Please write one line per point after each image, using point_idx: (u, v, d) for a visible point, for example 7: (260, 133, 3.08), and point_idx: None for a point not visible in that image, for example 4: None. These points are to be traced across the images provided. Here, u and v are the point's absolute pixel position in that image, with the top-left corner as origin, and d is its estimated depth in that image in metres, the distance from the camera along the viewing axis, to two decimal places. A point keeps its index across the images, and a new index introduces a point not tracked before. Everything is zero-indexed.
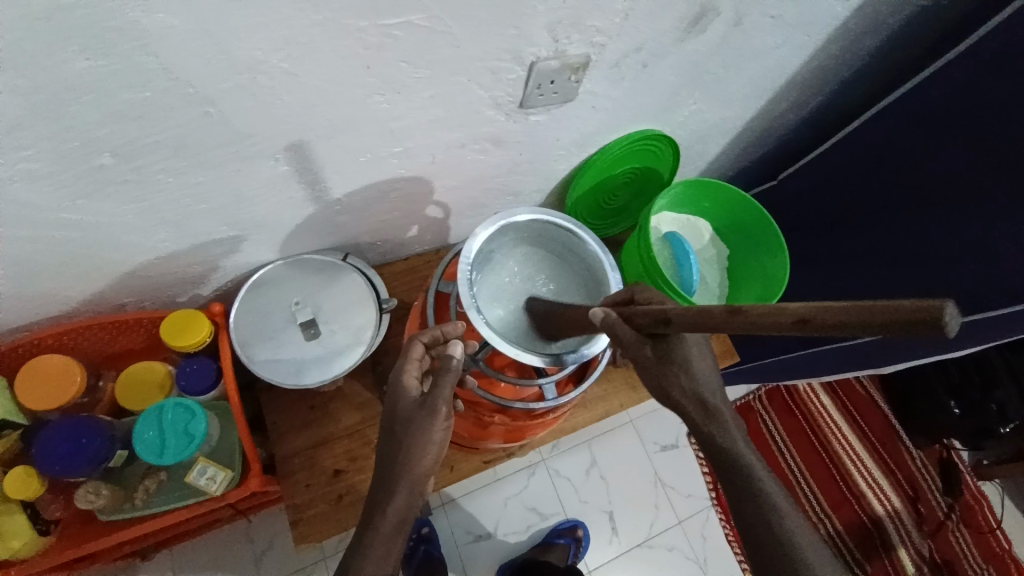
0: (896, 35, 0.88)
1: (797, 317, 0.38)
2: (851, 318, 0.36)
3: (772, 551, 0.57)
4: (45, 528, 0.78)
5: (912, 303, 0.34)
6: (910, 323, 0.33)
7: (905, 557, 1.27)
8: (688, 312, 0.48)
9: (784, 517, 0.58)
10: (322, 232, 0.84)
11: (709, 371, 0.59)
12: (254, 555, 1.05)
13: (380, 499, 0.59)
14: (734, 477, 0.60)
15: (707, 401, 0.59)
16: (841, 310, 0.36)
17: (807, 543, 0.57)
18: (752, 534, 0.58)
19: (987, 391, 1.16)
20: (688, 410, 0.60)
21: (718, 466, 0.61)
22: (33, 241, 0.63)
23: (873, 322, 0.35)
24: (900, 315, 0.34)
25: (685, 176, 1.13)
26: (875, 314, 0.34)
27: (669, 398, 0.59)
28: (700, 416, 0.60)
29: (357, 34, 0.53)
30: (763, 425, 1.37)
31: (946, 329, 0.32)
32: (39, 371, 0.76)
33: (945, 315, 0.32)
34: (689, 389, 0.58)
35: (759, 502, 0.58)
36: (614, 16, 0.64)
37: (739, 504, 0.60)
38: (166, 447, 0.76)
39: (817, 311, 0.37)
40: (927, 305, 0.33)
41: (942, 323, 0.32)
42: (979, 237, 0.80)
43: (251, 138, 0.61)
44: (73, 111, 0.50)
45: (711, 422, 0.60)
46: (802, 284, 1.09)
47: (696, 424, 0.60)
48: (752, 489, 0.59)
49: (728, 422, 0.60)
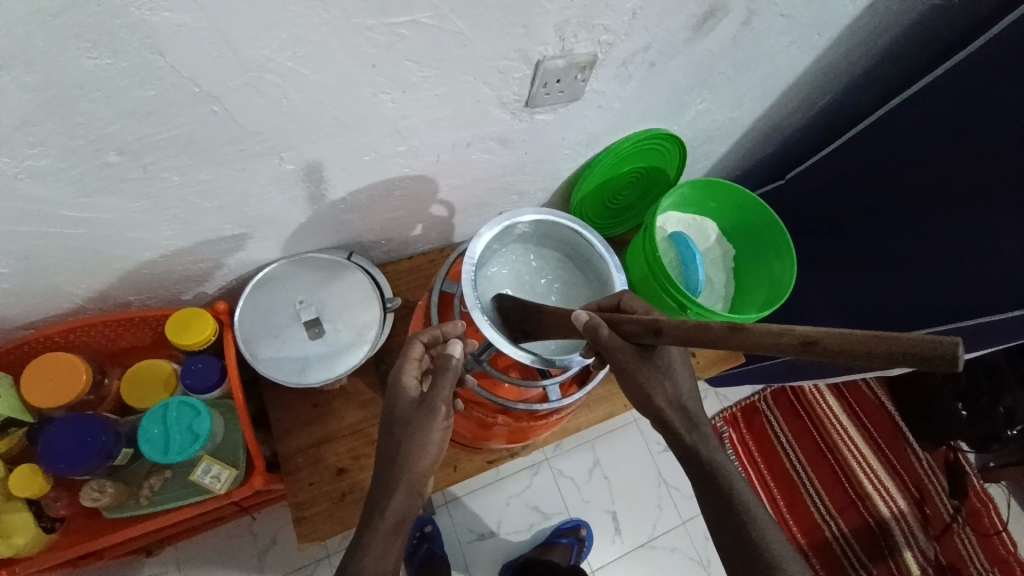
0: (905, 33, 0.87)
1: (802, 339, 0.40)
2: (861, 347, 0.37)
3: (748, 557, 0.56)
4: (50, 526, 0.79)
5: (927, 336, 0.36)
6: (920, 355, 0.36)
7: (910, 559, 1.26)
8: (682, 325, 0.48)
9: (759, 521, 0.58)
10: (327, 230, 0.84)
11: (687, 380, 0.64)
12: (257, 551, 1.05)
13: (378, 500, 0.59)
14: (710, 484, 0.60)
15: (687, 407, 0.63)
16: (850, 337, 0.38)
17: (784, 552, 0.56)
18: (725, 540, 0.58)
19: (995, 396, 1.17)
20: (669, 418, 0.62)
21: (699, 481, 0.61)
22: (42, 237, 0.63)
23: (886, 353, 0.37)
24: (914, 348, 0.36)
25: (691, 176, 1.12)
26: (887, 344, 0.37)
27: (650, 405, 0.62)
28: (682, 426, 0.63)
29: (364, 33, 0.53)
30: (767, 425, 1.37)
31: (956, 363, 0.35)
32: (44, 368, 0.76)
33: (956, 352, 0.35)
34: (671, 394, 0.62)
35: (736, 509, 0.58)
36: (624, 14, 0.64)
37: (714, 514, 0.60)
38: (170, 445, 0.76)
39: (826, 336, 0.39)
40: (940, 342, 0.35)
41: (955, 358, 0.35)
42: (989, 240, 0.79)
43: (260, 136, 0.60)
44: (81, 107, 0.50)
45: (691, 430, 0.63)
46: (808, 286, 1.08)
47: (678, 434, 0.63)
48: (728, 493, 0.59)
49: (703, 427, 0.63)
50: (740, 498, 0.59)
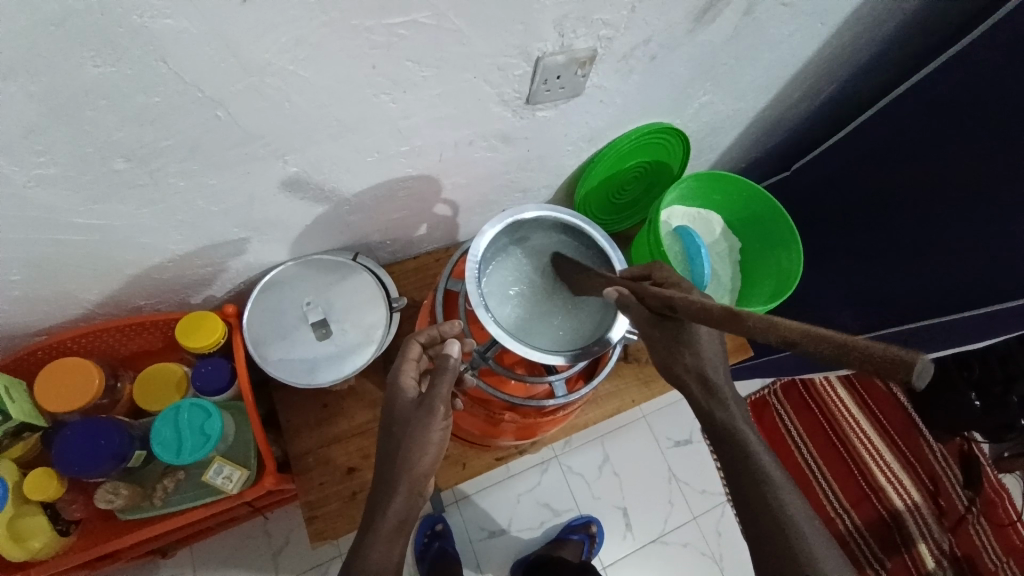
0: (909, 19, 0.86)
1: (788, 338, 0.39)
2: (831, 353, 0.37)
3: (770, 537, 0.55)
4: (65, 528, 0.80)
5: (888, 352, 0.34)
6: (880, 372, 0.34)
7: (925, 551, 1.25)
8: (694, 304, 0.48)
9: (792, 513, 0.56)
10: (333, 231, 0.85)
11: (716, 353, 0.60)
12: (270, 551, 1.06)
13: (380, 499, 0.59)
14: (735, 468, 0.59)
15: (710, 381, 0.59)
16: (822, 342, 0.37)
17: (811, 534, 0.55)
18: (752, 522, 0.57)
19: (1008, 384, 1.15)
20: (692, 389, 0.60)
21: (717, 444, 0.61)
22: (52, 244, 0.64)
23: (851, 364, 0.35)
24: (874, 365, 0.34)
25: (696, 169, 1.12)
26: (851, 358, 0.35)
27: (673, 374, 0.60)
28: (701, 394, 0.60)
29: (364, 34, 0.53)
30: (778, 418, 1.36)
31: (915, 384, 0.33)
32: (57, 373, 0.77)
33: (915, 371, 0.32)
34: (693, 367, 0.59)
35: (765, 499, 0.57)
36: (623, 8, 0.64)
37: (742, 498, 0.58)
38: (183, 447, 0.77)
39: (805, 336, 0.38)
40: (901, 358, 0.33)
41: (911, 380, 0.33)
42: (1000, 226, 0.78)
43: (262, 140, 0.61)
44: (87, 114, 0.50)
45: (711, 399, 0.60)
46: (817, 278, 1.07)
47: (698, 401, 0.61)
48: (753, 471, 0.58)
49: (730, 401, 0.60)
50: (773, 491, 0.57)
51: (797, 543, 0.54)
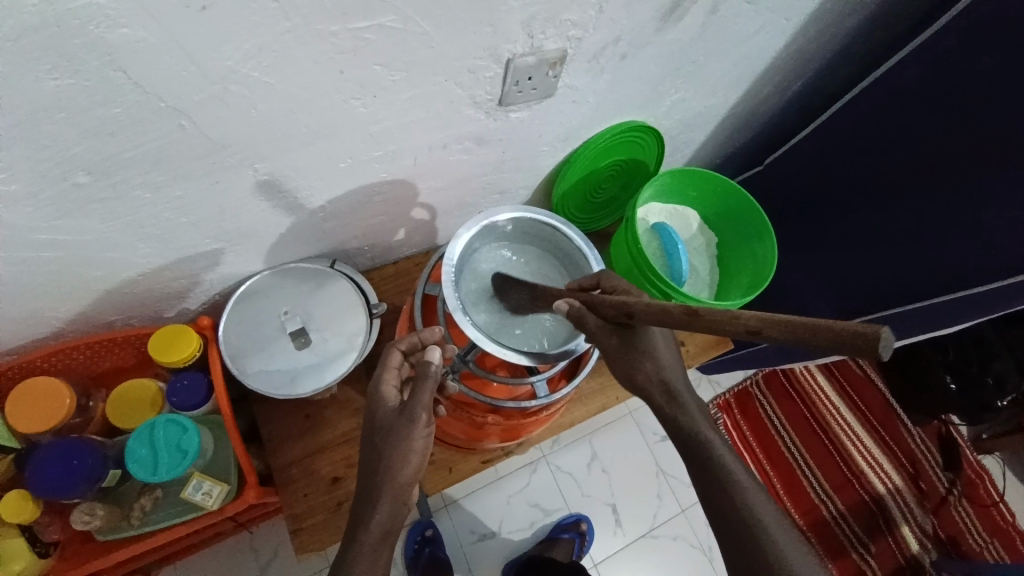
0: (872, 13, 0.87)
1: (749, 328, 0.39)
2: (795, 334, 0.37)
3: (743, 541, 0.54)
4: (45, 550, 0.78)
5: (852, 326, 0.34)
6: (847, 346, 0.35)
7: (909, 533, 1.28)
8: (650, 307, 0.49)
9: (758, 511, 0.55)
10: (309, 240, 0.84)
11: (671, 358, 0.62)
12: (257, 565, 1.05)
13: (362, 512, 0.58)
14: (701, 472, 0.59)
15: (671, 387, 0.61)
16: (789, 324, 0.37)
17: (783, 537, 0.54)
18: (725, 533, 0.56)
19: (984, 365, 1.15)
20: (653, 395, 0.61)
21: (684, 453, 0.61)
22: (16, 263, 0.62)
23: (818, 341, 0.36)
24: (840, 339, 0.35)
25: (672, 165, 1.12)
26: (819, 334, 0.36)
27: (634, 383, 0.61)
28: (663, 401, 0.61)
29: (329, 39, 0.52)
30: (761, 408, 1.37)
31: (880, 354, 0.34)
32: (26, 395, 0.75)
33: (880, 341, 0.33)
34: (653, 374, 0.60)
35: (740, 511, 0.55)
36: (590, 8, 0.63)
37: (714, 507, 0.57)
38: (159, 464, 0.75)
39: (766, 324, 0.39)
40: (864, 330, 0.34)
41: (876, 350, 0.34)
42: (971, 212, 0.79)
43: (230, 148, 0.60)
44: (46, 129, 0.49)
45: (674, 406, 0.61)
46: (794, 269, 1.08)
47: (660, 408, 0.62)
48: (726, 483, 0.57)
49: (691, 406, 0.61)
50: (743, 497, 0.56)
51: (776, 553, 0.53)
